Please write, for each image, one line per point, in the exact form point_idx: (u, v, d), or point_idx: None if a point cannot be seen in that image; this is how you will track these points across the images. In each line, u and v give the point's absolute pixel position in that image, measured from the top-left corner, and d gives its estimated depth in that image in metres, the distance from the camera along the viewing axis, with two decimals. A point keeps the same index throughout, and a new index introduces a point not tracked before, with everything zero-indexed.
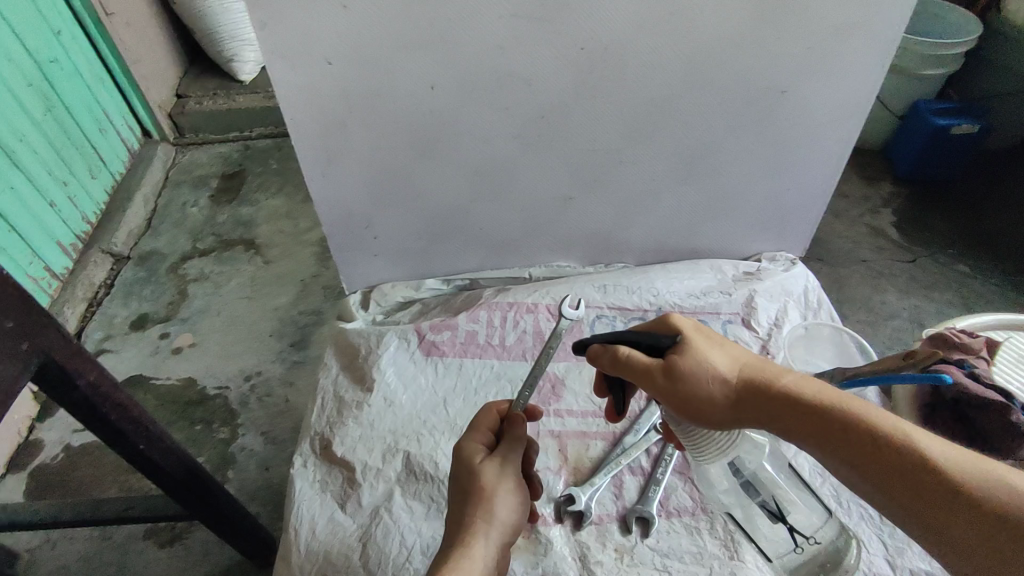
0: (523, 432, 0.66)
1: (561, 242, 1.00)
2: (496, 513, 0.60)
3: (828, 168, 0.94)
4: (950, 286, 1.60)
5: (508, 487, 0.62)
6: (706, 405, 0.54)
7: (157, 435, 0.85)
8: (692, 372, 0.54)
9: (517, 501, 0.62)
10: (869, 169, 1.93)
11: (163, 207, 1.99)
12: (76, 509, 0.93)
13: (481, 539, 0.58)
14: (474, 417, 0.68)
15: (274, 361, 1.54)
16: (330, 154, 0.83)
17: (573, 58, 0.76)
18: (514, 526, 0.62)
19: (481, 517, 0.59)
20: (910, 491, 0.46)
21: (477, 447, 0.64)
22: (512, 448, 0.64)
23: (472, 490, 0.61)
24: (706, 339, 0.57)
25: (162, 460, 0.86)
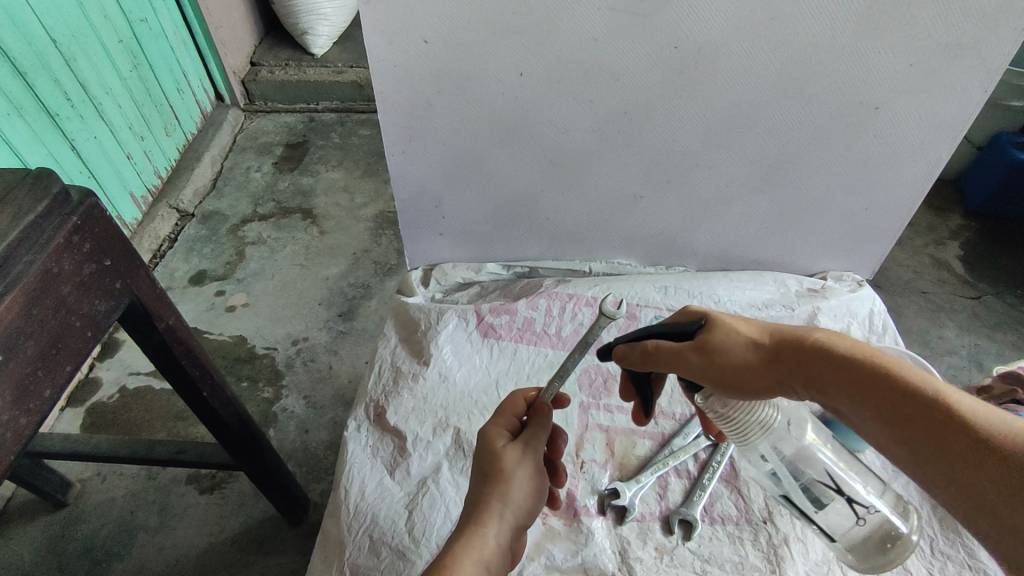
0: (548, 421, 0.64)
1: (624, 240, 1.00)
2: (512, 496, 0.58)
3: (911, 192, 0.91)
4: (1014, 327, 1.54)
5: (526, 473, 0.60)
6: (739, 373, 0.54)
7: (219, 385, 0.89)
8: (721, 341, 0.56)
9: (535, 488, 0.60)
10: (938, 199, 1.87)
11: (229, 170, 2.06)
12: (134, 446, 0.98)
13: (495, 519, 0.56)
14: (499, 404, 0.67)
15: (321, 328, 1.58)
16: (412, 131, 0.86)
17: (665, 57, 0.76)
18: (529, 512, 0.59)
19: (497, 499, 0.57)
20: (930, 437, 0.44)
21: (498, 431, 0.63)
22: (537, 435, 0.63)
23: (491, 472, 0.59)
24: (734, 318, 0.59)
25: (222, 408, 0.90)
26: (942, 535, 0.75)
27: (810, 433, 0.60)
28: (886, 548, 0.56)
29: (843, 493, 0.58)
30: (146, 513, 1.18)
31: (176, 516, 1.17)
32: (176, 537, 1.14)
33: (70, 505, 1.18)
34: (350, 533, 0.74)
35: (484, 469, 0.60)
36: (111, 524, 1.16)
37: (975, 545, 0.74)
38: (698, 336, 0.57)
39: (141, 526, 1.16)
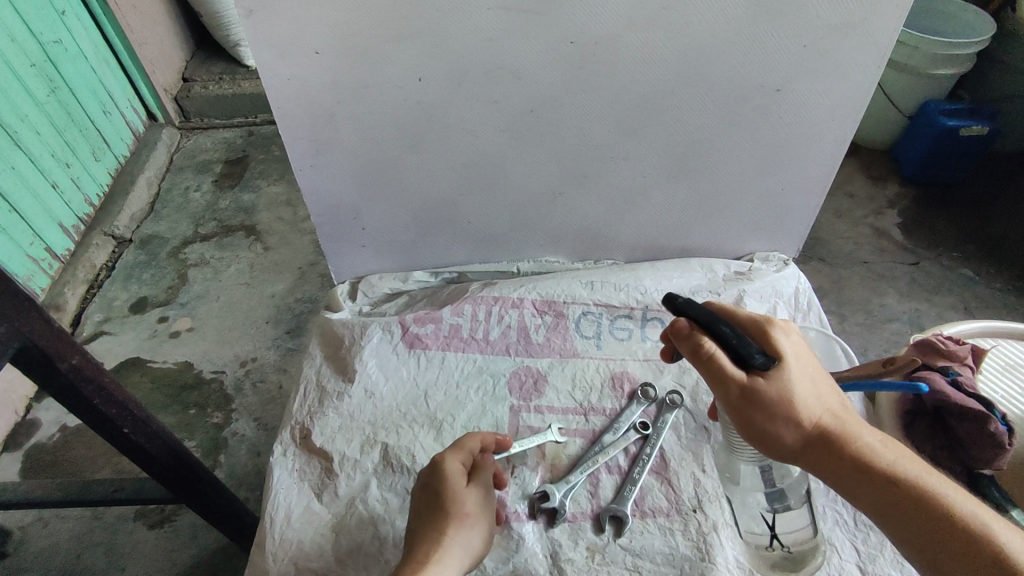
0: (492, 461, 0.71)
1: (550, 237, 1.00)
2: (468, 526, 0.63)
3: (823, 169, 0.93)
4: (952, 290, 1.57)
5: (479, 513, 0.65)
6: (774, 428, 0.59)
7: (143, 420, 0.83)
8: (775, 392, 0.59)
9: (484, 524, 0.66)
10: (875, 169, 1.91)
11: (166, 191, 2.00)
12: (65, 490, 0.92)
13: (453, 545, 0.61)
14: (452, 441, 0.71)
15: (269, 347, 1.55)
16: (319, 143, 0.83)
17: (563, 52, 0.75)
18: (480, 543, 0.65)
19: (454, 527, 0.62)
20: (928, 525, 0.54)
21: (450, 465, 0.68)
22: (484, 474, 0.69)
23: (448, 501, 0.64)
24: (795, 363, 0.60)
25: (148, 445, 0.85)
26: None
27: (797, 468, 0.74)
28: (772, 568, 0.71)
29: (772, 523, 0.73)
30: (91, 555, 1.13)
31: (123, 556, 1.13)
32: None
33: (9, 555, 1.13)
34: (279, 563, 0.72)
35: (441, 499, 0.64)
36: (55, 571, 1.11)
37: None
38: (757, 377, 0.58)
39: (86, 568, 1.12)
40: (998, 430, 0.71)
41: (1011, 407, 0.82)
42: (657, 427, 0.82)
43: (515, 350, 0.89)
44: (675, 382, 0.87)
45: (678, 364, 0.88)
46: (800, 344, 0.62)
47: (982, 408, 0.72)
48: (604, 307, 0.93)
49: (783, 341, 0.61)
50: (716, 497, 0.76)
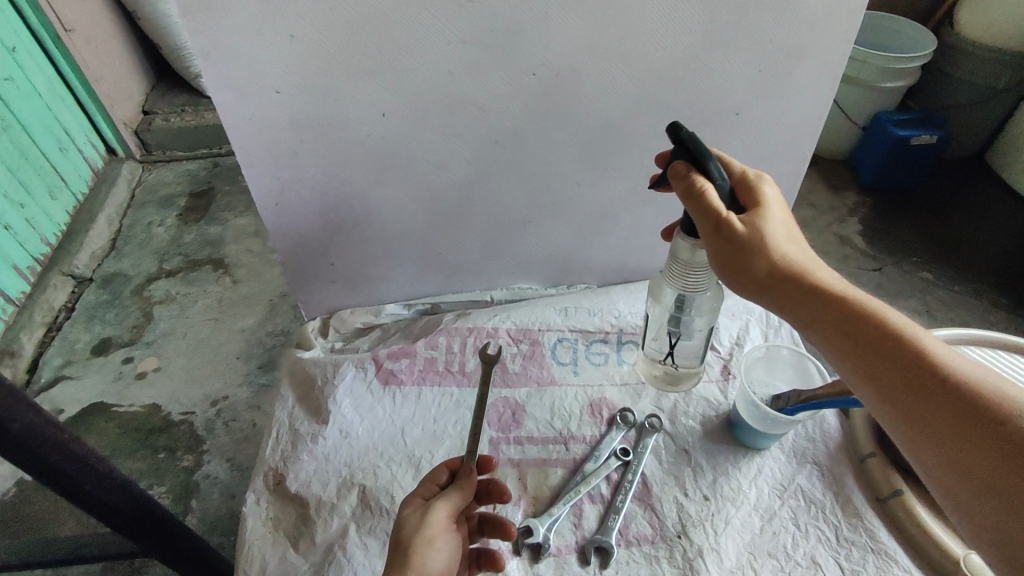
0: (465, 482, 0.64)
1: (521, 264, 1.00)
2: (414, 562, 0.59)
3: (784, 187, 0.95)
4: (915, 294, 1.61)
5: (430, 538, 0.60)
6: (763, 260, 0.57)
7: (106, 473, 0.78)
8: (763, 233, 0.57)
9: (434, 553, 0.60)
10: (835, 179, 1.97)
11: (128, 228, 1.94)
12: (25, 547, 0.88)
13: None
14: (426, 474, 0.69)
15: (240, 385, 1.50)
16: (282, 181, 0.82)
17: (524, 83, 0.76)
18: None
19: (398, 565, 0.59)
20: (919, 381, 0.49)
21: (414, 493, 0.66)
22: (444, 497, 0.63)
23: (398, 539, 0.61)
24: (782, 222, 0.59)
25: (114, 498, 0.80)
26: (847, 522, 0.75)
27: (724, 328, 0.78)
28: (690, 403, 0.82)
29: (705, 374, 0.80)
30: None
31: None
32: None
33: None
34: None
35: (394, 539, 0.61)
36: None
37: (876, 527, 0.74)
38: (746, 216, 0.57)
39: None
40: None
41: None
42: (637, 453, 0.81)
43: (492, 381, 0.89)
44: (653, 405, 0.87)
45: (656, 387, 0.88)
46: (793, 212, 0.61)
47: None
48: (579, 332, 0.93)
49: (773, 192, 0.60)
50: (699, 521, 0.76)
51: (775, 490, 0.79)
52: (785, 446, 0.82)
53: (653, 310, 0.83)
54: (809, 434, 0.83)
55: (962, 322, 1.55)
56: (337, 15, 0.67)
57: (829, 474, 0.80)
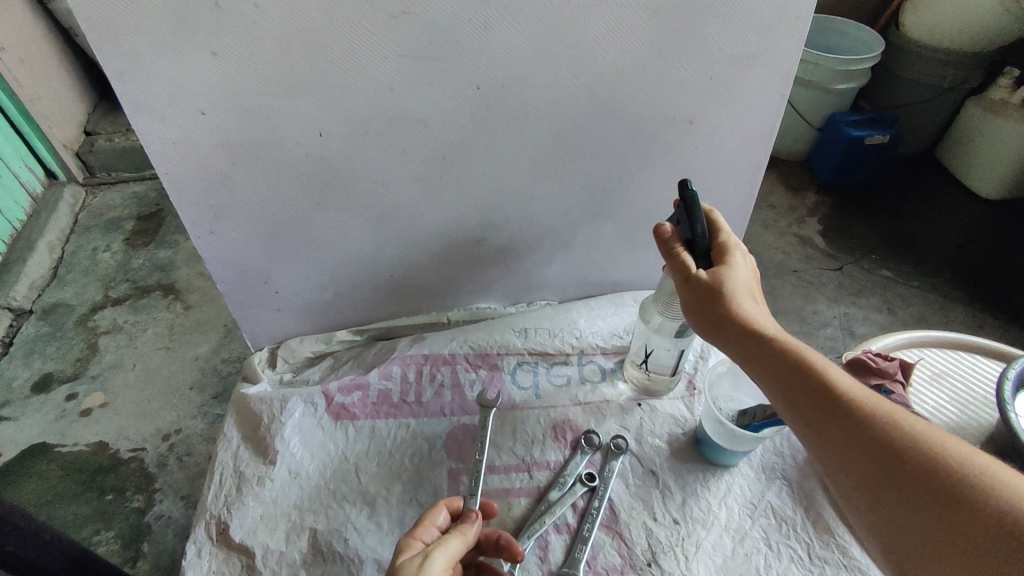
0: (468, 530, 0.63)
1: (478, 283, 0.96)
2: None
3: (741, 195, 0.94)
4: (877, 292, 1.63)
5: None
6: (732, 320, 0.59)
7: (33, 530, 0.66)
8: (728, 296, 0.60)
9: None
10: (794, 181, 1.99)
11: (72, 254, 1.81)
12: None
13: None
14: (419, 523, 0.66)
15: (195, 417, 1.37)
16: (215, 207, 0.77)
17: (469, 97, 0.72)
18: None
19: None
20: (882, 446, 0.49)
21: (412, 540, 0.62)
22: (447, 542, 0.61)
23: None
24: (747, 284, 0.62)
25: (42, 559, 0.67)
26: (818, 539, 0.73)
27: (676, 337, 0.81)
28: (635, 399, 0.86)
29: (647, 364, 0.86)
30: None
31: None
32: None
33: None
34: None
35: None
36: None
37: (848, 543, 0.72)
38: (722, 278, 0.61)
39: None
40: None
41: (938, 417, 0.81)
42: (604, 477, 0.78)
43: (450, 410, 0.84)
44: (618, 426, 0.84)
45: (619, 405, 0.86)
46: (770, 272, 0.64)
47: None
48: (539, 355, 0.90)
49: (744, 257, 0.64)
50: (670, 547, 0.73)
51: (745, 508, 0.77)
52: (753, 462, 0.80)
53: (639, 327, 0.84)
54: (777, 448, 0.82)
55: (922, 319, 1.57)
56: (264, 32, 0.63)
57: (798, 489, 0.78)
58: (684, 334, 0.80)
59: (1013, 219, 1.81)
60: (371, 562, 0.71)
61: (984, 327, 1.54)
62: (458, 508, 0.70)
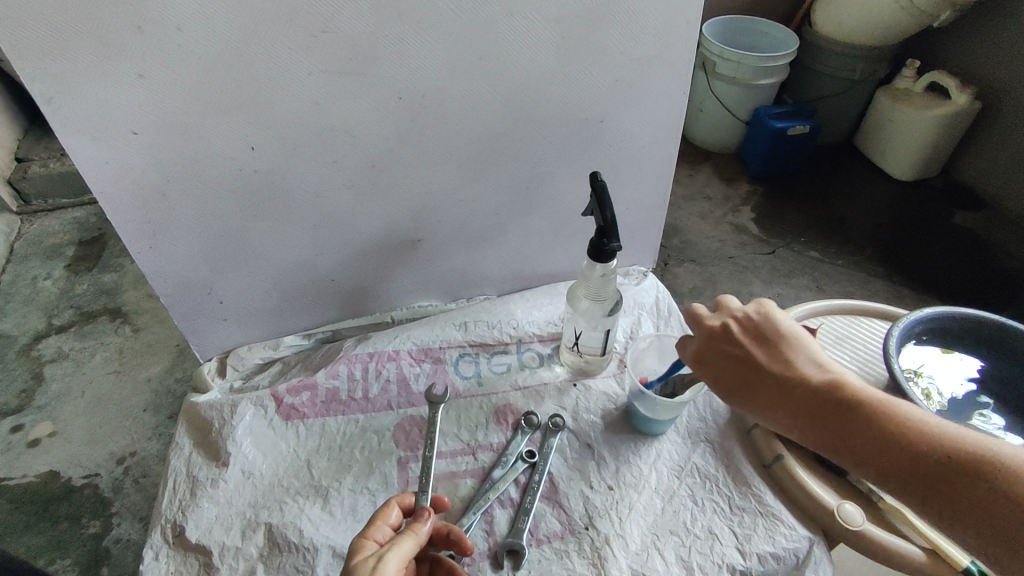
0: (420, 529, 0.64)
1: (419, 282, 1.01)
2: None
3: (658, 185, 1.02)
4: (804, 271, 1.74)
5: None
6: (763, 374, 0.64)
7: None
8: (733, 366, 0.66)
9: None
10: (726, 173, 2.10)
11: (9, 284, 1.74)
12: None
13: None
14: (372, 517, 0.67)
15: (150, 437, 1.35)
16: (152, 223, 0.80)
17: (392, 107, 0.77)
18: None
19: None
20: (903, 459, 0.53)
21: (365, 541, 0.63)
22: (398, 544, 0.61)
23: None
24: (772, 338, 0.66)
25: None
26: (737, 491, 0.81)
27: (598, 318, 0.88)
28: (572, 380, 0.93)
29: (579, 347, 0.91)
30: None
31: None
32: None
33: None
34: None
35: None
36: None
37: (763, 492, 0.80)
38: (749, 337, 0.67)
39: None
40: None
41: None
42: (543, 453, 0.84)
43: (397, 403, 0.89)
44: (555, 406, 0.90)
45: (556, 386, 0.92)
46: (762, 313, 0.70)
47: None
48: (479, 346, 0.96)
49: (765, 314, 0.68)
50: (605, 510, 0.79)
51: (672, 471, 0.84)
52: (679, 428, 0.88)
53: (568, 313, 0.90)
54: (700, 414, 0.89)
55: (845, 293, 1.69)
56: (188, 53, 0.66)
57: (719, 449, 0.85)
58: (611, 313, 0.87)
59: (924, 197, 1.96)
60: (326, 549, 0.74)
61: (901, 298, 1.67)
62: (411, 502, 0.71)
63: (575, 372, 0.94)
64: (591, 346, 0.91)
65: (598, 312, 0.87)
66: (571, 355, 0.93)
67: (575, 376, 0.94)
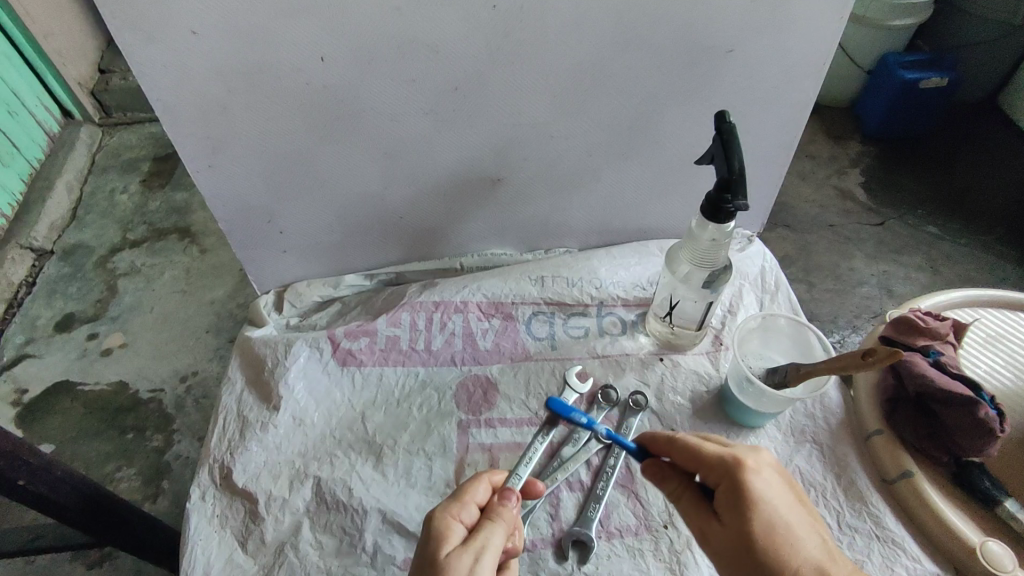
0: (509, 515, 0.56)
1: (493, 228, 0.91)
2: None
3: (785, 136, 0.85)
4: (918, 249, 1.49)
5: None
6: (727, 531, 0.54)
7: (43, 466, 0.65)
8: (764, 528, 0.52)
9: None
10: (835, 128, 1.80)
11: (90, 196, 1.67)
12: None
13: None
14: (458, 489, 0.58)
15: (212, 359, 1.34)
16: (213, 140, 0.72)
17: (485, 19, 0.65)
18: None
19: None
20: None
21: (451, 523, 0.54)
22: (492, 534, 0.53)
23: None
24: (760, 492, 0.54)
25: (53, 494, 0.67)
26: (848, 507, 0.69)
27: (699, 284, 0.75)
28: (657, 355, 0.81)
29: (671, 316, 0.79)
30: None
31: None
32: None
33: None
34: None
35: None
36: None
37: (881, 512, 0.68)
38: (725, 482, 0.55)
39: None
40: (988, 416, 0.64)
41: (993, 383, 0.76)
42: (620, 435, 0.74)
43: (461, 358, 0.81)
44: (637, 381, 0.79)
45: (639, 359, 0.81)
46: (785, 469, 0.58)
47: (970, 394, 0.65)
48: (556, 306, 0.85)
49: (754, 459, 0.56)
50: None
51: None
52: (782, 424, 0.75)
53: (664, 276, 0.78)
54: (809, 410, 0.76)
55: (969, 278, 1.46)
56: None
57: (830, 454, 0.73)
58: (712, 285, 0.75)
59: None
60: (376, 513, 0.69)
61: None
62: (501, 477, 0.62)
63: (660, 346, 0.82)
64: (686, 313, 0.79)
65: (699, 277, 0.74)
66: (660, 327, 0.81)
67: (661, 350, 0.82)
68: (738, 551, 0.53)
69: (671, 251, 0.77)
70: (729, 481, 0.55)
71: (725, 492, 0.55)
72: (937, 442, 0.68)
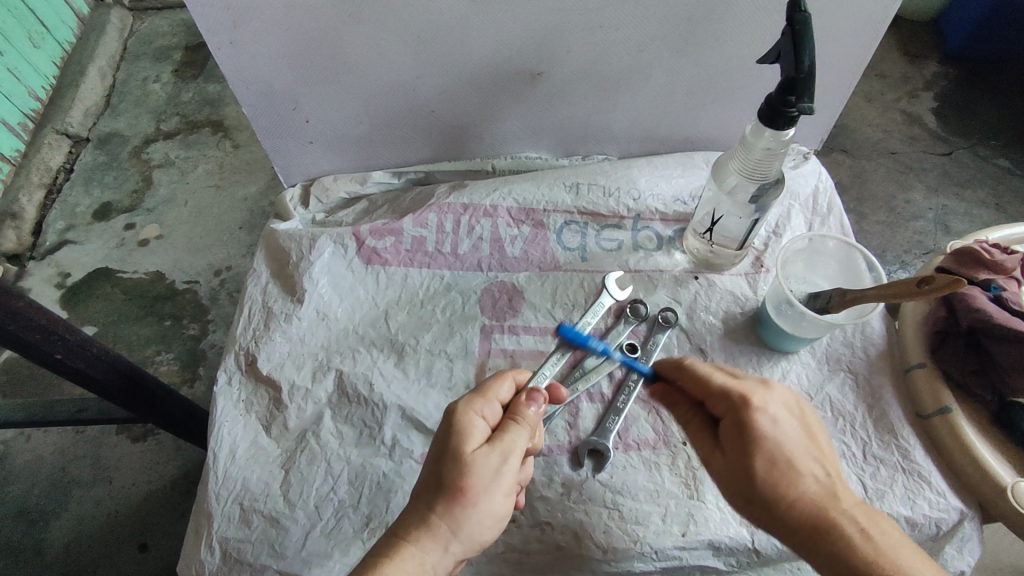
0: (531, 417, 0.55)
1: (529, 128, 0.85)
2: (466, 525, 0.49)
3: (862, 37, 0.75)
4: (987, 184, 1.35)
5: (496, 490, 0.50)
6: (733, 459, 0.53)
7: (81, 342, 0.65)
8: (766, 459, 0.51)
9: (500, 513, 0.51)
10: (912, 43, 1.57)
11: (122, 83, 1.64)
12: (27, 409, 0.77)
13: (439, 548, 0.48)
14: (480, 386, 0.56)
15: (244, 255, 1.35)
16: (234, 12, 0.67)
17: None
18: (486, 540, 0.51)
19: (447, 521, 0.48)
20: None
21: (475, 418, 0.53)
22: (518, 437, 0.53)
23: (451, 484, 0.49)
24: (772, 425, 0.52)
25: (93, 369, 0.68)
26: (877, 439, 0.67)
27: (742, 197, 0.70)
28: (692, 273, 0.77)
29: (711, 233, 0.75)
30: (78, 468, 1.02)
31: (109, 469, 1.01)
32: (115, 488, 1.00)
33: None
34: (222, 503, 0.65)
35: (442, 478, 0.50)
36: (43, 483, 1.00)
37: (911, 446, 0.66)
38: (733, 415, 0.53)
39: (74, 481, 1.01)
40: None
41: None
42: (646, 351, 0.72)
43: (488, 264, 0.78)
44: (669, 298, 0.76)
45: (673, 276, 0.77)
46: (802, 402, 0.55)
47: None
48: (590, 216, 0.81)
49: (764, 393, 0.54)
50: None
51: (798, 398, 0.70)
52: (817, 351, 0.72)
53: (709, 190, 0.73)
54: (847, 339, 0.73)
55: None
56: None
57: (864, 385, 0.70)
58: (758, 201, 0.69)
59: None
60: (396, 409, 0.69)
61: None
62: (522, 377, 0.61)
63: (694, 264, 0.78)
64: (728, 231, 0.74)
65: (744, 190, 0.69)
66: (698, 244, 0.77)
67: (698, 268, 0.78)
68: (738, 482, 0.52)
69: (720, 162, 0.71)
70: (733, 417, 0.53)
71: (729, 425, 0.54)
72: (983, 381, 0.64)
